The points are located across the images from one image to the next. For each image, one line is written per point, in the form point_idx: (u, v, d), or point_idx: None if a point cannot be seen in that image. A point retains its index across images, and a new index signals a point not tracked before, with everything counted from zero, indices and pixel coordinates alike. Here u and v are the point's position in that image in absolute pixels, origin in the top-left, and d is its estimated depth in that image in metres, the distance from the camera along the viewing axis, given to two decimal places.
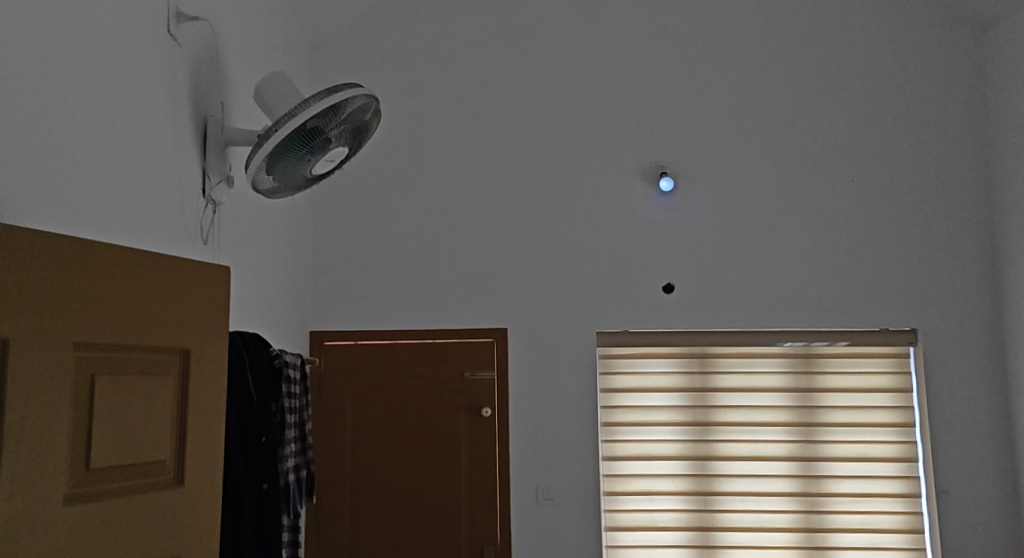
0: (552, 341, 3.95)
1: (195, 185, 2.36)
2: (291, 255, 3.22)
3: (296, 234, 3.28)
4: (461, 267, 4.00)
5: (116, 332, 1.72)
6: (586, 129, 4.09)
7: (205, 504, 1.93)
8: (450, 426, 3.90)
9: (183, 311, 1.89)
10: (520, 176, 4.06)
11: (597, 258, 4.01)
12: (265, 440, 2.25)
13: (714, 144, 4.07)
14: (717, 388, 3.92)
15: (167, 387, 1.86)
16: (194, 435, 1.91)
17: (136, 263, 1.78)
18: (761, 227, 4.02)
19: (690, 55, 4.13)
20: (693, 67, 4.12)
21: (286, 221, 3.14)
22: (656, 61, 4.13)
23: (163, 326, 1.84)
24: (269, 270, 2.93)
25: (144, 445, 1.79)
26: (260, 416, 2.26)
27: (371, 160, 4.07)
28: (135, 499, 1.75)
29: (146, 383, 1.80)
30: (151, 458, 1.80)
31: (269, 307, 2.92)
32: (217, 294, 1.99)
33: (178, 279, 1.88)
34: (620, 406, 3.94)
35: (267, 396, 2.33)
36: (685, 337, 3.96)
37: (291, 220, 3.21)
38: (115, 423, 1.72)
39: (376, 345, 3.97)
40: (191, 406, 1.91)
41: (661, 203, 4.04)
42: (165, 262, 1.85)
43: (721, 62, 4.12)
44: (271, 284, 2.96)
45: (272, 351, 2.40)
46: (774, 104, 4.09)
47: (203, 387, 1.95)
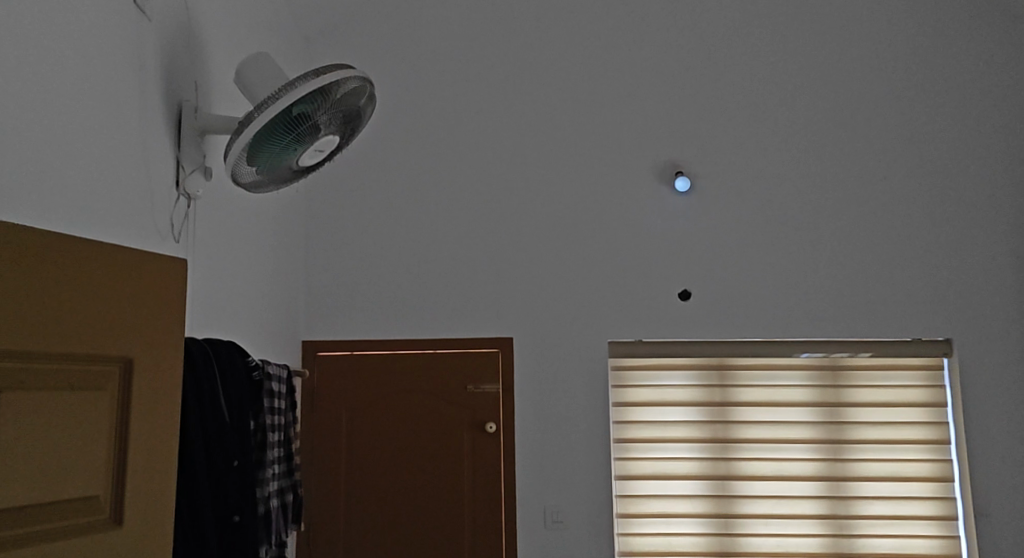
0: (562, 352, 3.70)
1: (168, 176, 2.10)
2: (279, 255, 2.97)
3: (284, 231, 3.02)
4: (464, 272, 3.75)
5: (32, 335, 1.38)
6: (596, 125, 3.85)
7: (150, 549, 1.58)
8: (450, 443, 3.64)
9: (124, 313, 1.55)
10: (527, 175, 3.81)
11: (609, 263, 3.76)
12: (237, 464, 1.98)
13: (733, 142, 3.83)
14: (737, 403, 3.68)
15: (102, 404, 1.51)
16: (139, 466, 1.57)
17: (65, 252, 1.44)
18: (783, 229, 3.77)
19: (707, 47, 3.88)
20: (709, 60, 3.88)
21: (272, 218, 2.89)
22: (671, 54, 3.88)
23: (99, 330, 1.50)
24: (253, 270, 2.69)
25: (69, 476, 1.44)
26: (232, 436, 2.00)
27: (368, 157, 3.83)
28: (56, 545, 1.40)
29: (71, 400, 1.45)
30: (79, 493, 1.46)
31: (253, 312, 2.68)
32: (170, 292, 1.64)
33: (120, 274, 1.54)
34: (633, 421, 3.69)
35: (243, 412, 2.08)
36: (703, 347, 3.72)
37: (278, 218, 2.97)
38: (27, 449, 1.38)
39: (371, 355, 3.72)
40: (134, 432, 1.56)
41: (677, 204, 3.79)
42: (101, 253, 1.51)
43: (739, 55, 3.88)
44: (256, 288, 2.71)
45: (250, 361, 2.14)
46: (796, 99, 3.85)
47: (150, 404, 1.60)
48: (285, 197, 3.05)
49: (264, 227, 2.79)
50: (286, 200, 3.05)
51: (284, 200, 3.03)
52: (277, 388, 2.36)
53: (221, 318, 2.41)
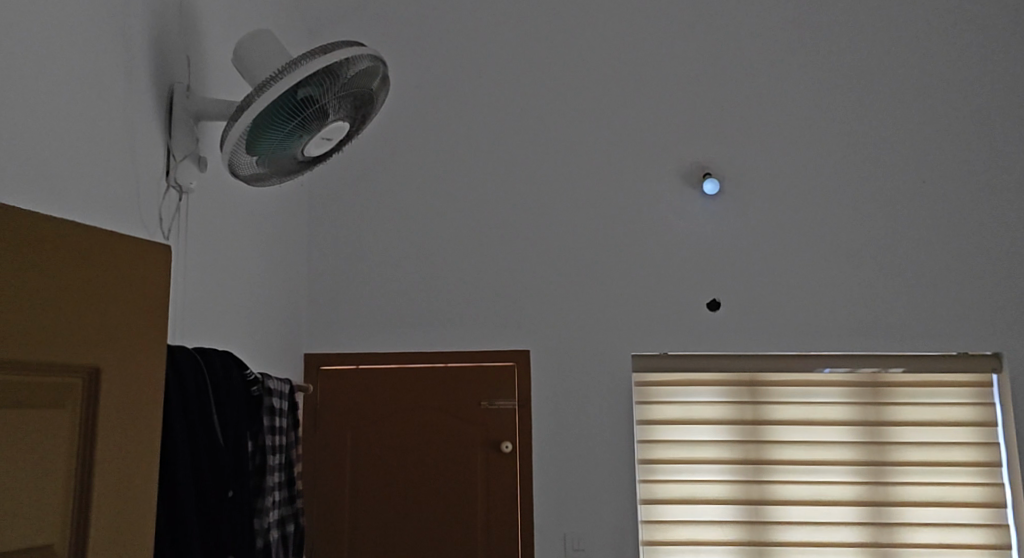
0: (583, 366, 3.45)
1: (157, 166, 1.86)
2: (279, 258, 2.73)
3: (285, 233, 2.79)
4: (479, 280, 3.51)
5: None
6: (618, 124, 3.62)
7: None
8: (462, 464, 3.39)
9: (89, 308, 1.29)
10: (545, 177, 3.57)
11: (633, 271, 3.52)
12: (231, 495, 1.72)
13: (763, 143, 3.60)
14: (771, 421, 3.45)
15: (62, 427, 1.26)
16: (107, 493, 1.32)
17: (15, 231, 1.19)
18: (819, 236, 3.54)
19: (735, 44, 3.67)
20: (737, 57, 3.66)
21: (272, 217, 2.65)
22: (697, 51, 3.66)
23: (65, 328, 1.25)
24: (251, 274, 2.45)
25: (17, 518, 1.19)
26: (227, 463, 1.73)
27: (377, 157, 3.60)
28: None
29: (21, 423, 1.20)
30: (29, 540, 1.20)
31: (250, 321, 2.44)
32: (145, 284, 1.39)
33: (83, 261, 1.29)
34: (659, 441, 3.46)
35: (238, 433, 1.82)
36: (733, 362, 3.49)
37: (279, 218, 2.73)
38: None
39: (378, 369, 3.47)
40: (101, 452, 1.31)
41: (705, 209, 3.56)
42: (60, 234, 1.25)
43: (769, 52, 3.66)
44: (253, 294, 2.47)
45: (248, 375, 1.88)
46: (830, 98, 3.63)
47: (122, 423, 1.35)
48: (287, 197, 2.81)
49: (263, 226, 2.55)
50: (287, 199, 2.81)
51: (286, 201, 2.80)
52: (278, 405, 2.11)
53: (215, 327, 2.16)
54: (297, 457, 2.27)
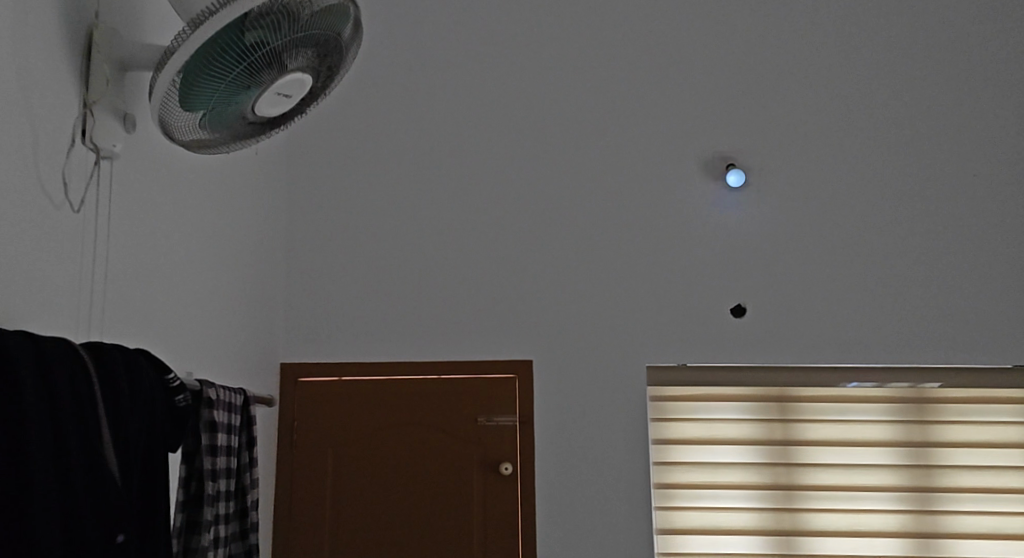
0: (593, 378, 3.09)
1: (69, 125, 1.49)
2: (239, 249, 2.38)
3: (246, 224, 2.44)
4: (478, 281, 3.14)
5: None
6: (633, 111, 3.26)
7: None
8: (455, 488, 3.01)
9: None
10: (552, 166, 3.21)
11: (649, 273, 3.16)
12: (119, 540, 1.23)
13: (793, 133, 3.25)
14: (803, 441, 3.10)
15: None
16: None
17: None
18: (856, 234, 3.18)
19: (762, 25, 3.32)
20: (764, 39, 3.31)
21: (229, 201, 2.29)
22: (720, 32, 3.32)
23: None
24: (204, 265, 2.09)
25: None
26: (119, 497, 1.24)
27: (364, 143, 3.23)
28: None
29: None
30: None
31: (202, 320, 2.08)
32: None
33: None
34: (678, 463, 3.09)
35: (153, 458, 1.37)
36: (760, 375, 3.14)
37: (238, 203, 2.37)
38: None
39: (363, 381, 3.10)
40: None
41: (729, 203, 3.20)
42: None
43: (800, 34, 3.32)
44: (207, 289, 2.11)
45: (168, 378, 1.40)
46: (866, 82, 3.28)
47: None
48: (248, 182, 2.47)
49: (219, 210, 2.19)
50: (248, 185, 2.47)
51: (247, 188, 2.47)
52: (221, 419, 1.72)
53: (153, 327, 1.80)
54: (253, 482, 1.88)
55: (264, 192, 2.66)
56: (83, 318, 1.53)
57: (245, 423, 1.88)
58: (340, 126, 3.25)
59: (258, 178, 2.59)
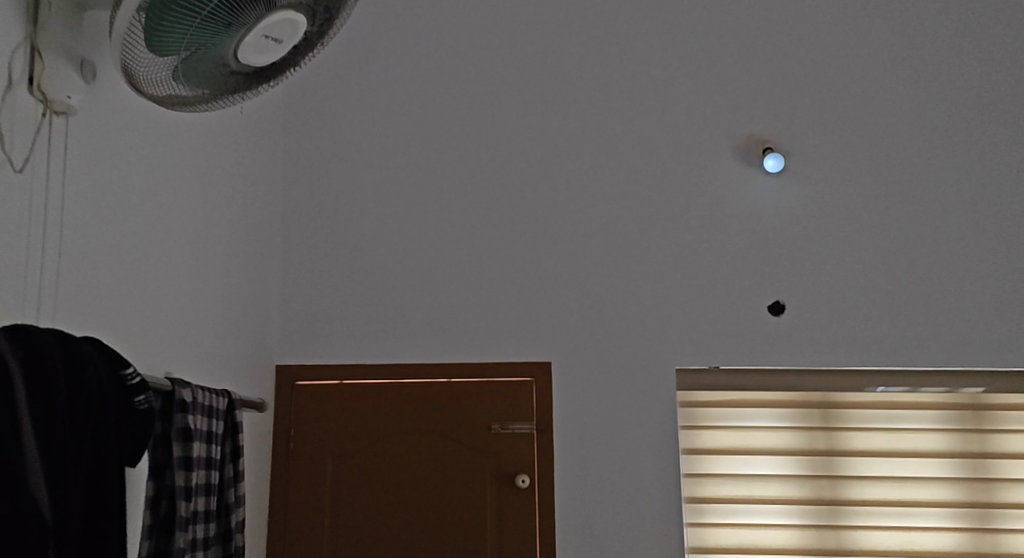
0: (617, 381, 2.82)
1: (13, 72, 1.26)
2: (229, 239, 2.15)
3: (236, 210, 2.22)
4: (492, 276, 2.88)
5: None
6: (660, 96, 3.03)
7: None
8: (468, 503, 2.73)
9: None
10: (571, 151, 2.97)
11: (679, 268, 2.91)
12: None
13: (830, 122, 3.03)
14: (848, 452, 2.85)
15: None
16: None
17: None
18: (899, 230, 2.96)
19: (794, 9, 3.11)
20: (797, 24, 3.10)
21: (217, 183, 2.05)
22: (750, 16, 3.10)
23: None
24: (185, 250, 1.84)
25: None
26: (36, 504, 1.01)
27: (367, 124, 2.99)
28: None
29: None
30: None
31: (182, 311, 1.82)
32: None
33: None
34: (712, 476, 2.83)
35: (105, 471, 1.15)
36: (800, 380, 2.88)
37: (227, 187, 2.13)
38: None
39: (365, 384, 2.83)
40: None
41: (764, 196, 2.97)
42: None
43: (835, 19, 3.11)
44: (190, 281, 1.87)
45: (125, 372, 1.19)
46: (907, 70, 3.07)
47: None
48: (237, 159, 2.23)
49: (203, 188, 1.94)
50: (239, 166, 2.24)
51: (238, 170, 2.24)
52: (193, 424, 1.45)
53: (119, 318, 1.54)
54: (238, 500, 1.62)
55: (259, 175, 2.43)
56: (23, 293, 1.27)
57: (228, 431, 1.62)
58: (342, 106, 3.00)
59: (250, 159, 2.36)
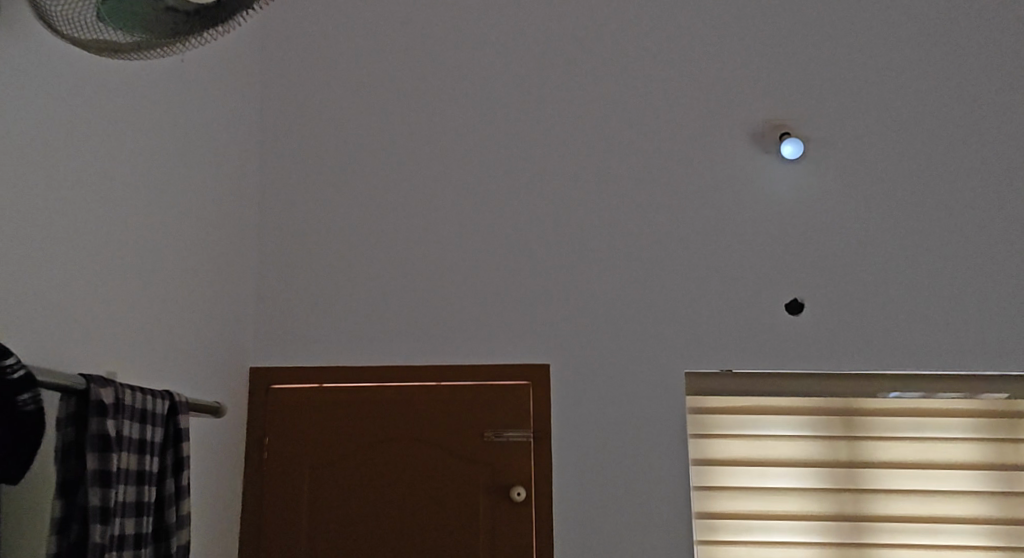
0: (621, 384, 2.59)
1: None
2: (133, 217, 1.92)
3: (147, 187, 1.99)
4: (483, 271, 2.66)
5: None
6: (669, 80, 2.81)
7: None
8: (457, 517, 2.49)
9: None
10: (568, 136, 2.76)
11: (688, 263, 2.68)
12: None
13: (851, 108, 2.81)
14: (872, 463, 2.61)
15: None
16: None
17: None
18: (927, 223, 2.73)
19: None
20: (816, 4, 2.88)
21: (109, 151, 1.83)
22: None
23: None
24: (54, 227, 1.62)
25: None
26: None
27: (347, 107, 2.78)
28: None
29: None
30: None
31: (44, 284, 1.59)
32: None
33: None
34: (725, 489, 2.60)
35: None
36: (821, 385, 2.65)
37: (126, 158, 1.90)
38: None
39: (346, 388, 2.60)
40: None
41: (780, 186, 2.75)
42: None
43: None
44: (58, 256, 1.64)
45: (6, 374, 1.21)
46: (935, 53, 2.85)
47: None
48: (148, 131, 2.00)
49: (79, 154, 1.71)
50: (149, 136, 2.01)
51: (151, 140, 2.01)
52: (117, 435, 1.42)
53: None
54: (178, 520, 1.57)
55: (187, 150, 2.21)
56: None
57: (167, 445, 1.58)
58: (320, 87, 2.79)
59: (173, 131, 2.13)
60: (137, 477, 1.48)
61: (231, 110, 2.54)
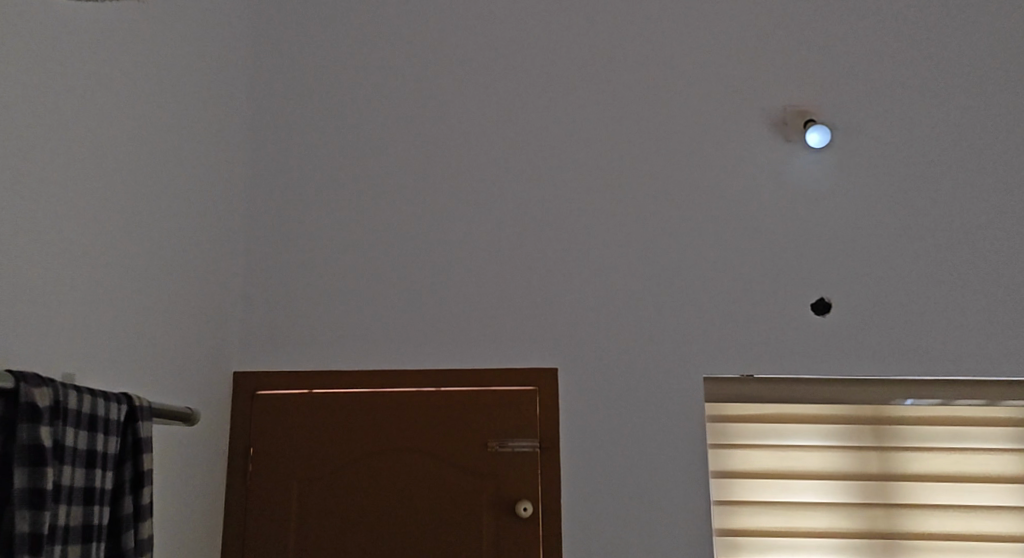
0: (634, 390, 2.40)
1: None
2: (85, 200, 1.72)
3: (105, 169, 1.80)
4: (483, 267, 2.47)
5: None
6: (683, 66, 2.62)
7: None
8: (456, 534, 2.29)
9: None
10: (577, 123, 2.57)
11: (706, 261, 2.49)
12: None
13: (878, 96, 2.62)
14: (904, 476, 2.42)
15: None
16: None
17: None
18: (960, 219, 2.54)
19: None
20: None
21: (56, 122, 1.64)
22: None
23: None
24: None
25: None
26: None
27: (340, 92, 2.59)
28: None
29: None
30: None
31: None
32: None
33: None
34: (746, 503, 2.40)
35: None
36: (849, 391, 2.46)
37: (79, 133, 1.71)
38: None
39: (336, 394, 2.40)
40: None
41: (802, 179, 2.56)
42: None
43: None
44: None
45: None
46: (968, 39, 2.66)
47: None
48: (105, 105, 1.80)
49: (13, 120, 1.52)
50: (107, 111, 1.81)
51: (110, 117, 1.82)
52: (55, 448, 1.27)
53: None
54: (137, 544, 1.42)
55: (154, 129, 2.02)
56: None
57: (122, 459, 1.43)
58: (311, 71, 2.61)
59: (136, 107, 1.94)
60: (84, 495, 1.34)
61: (210, 92, 2.36)
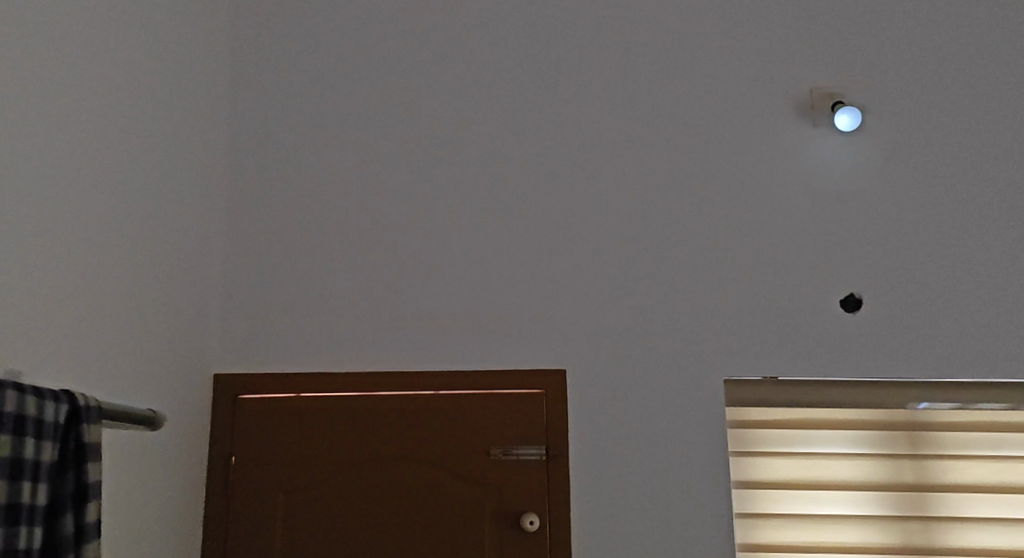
0: (650, 393, 2.21)
1: None
2: (54, 179, 1.53)
3: (75, 143, 1.61)
4: (486, 262, 2.29)
5: None
6: (702, 48, 2.44)
7: None
8: (456, 550, 2.10)
9: None
10: (589, 107, 2.39)
11: (727, 254, 2.31)
12: None
13: (912, 81, 2.44)
14: (941, 486, 2.23)
15: None
16: None
17: None
18: (999, 210, 2.36)
19: None
20: None
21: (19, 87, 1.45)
22: None
23: None
24: None
25: None
26: None
27: (334, 74, 2.41)
28: None
29: None
30: None
31: None
32: None
33: None
34: (770, 516, 2.22)
35: None
36: (882, 395, 2.27)
37: (47, 105, 1.52)
38: None
39: (326, 398, 2.20)
40: None
41: (830, 168, 2.37)
42: None
43: None
44: None
45: None
46: (1008, 21, 2.48)
47: None
48: (77, 72, 1.61)
49: None
50: (79, 79, 1.62)
51: (84, 91, 1.63)
52: None
53: None
54: None
55: (133, 105, 1.84)
56: None
57: (58, 472, 1.26)
58: (302, 52, 2.42)
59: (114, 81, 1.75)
60: (7, 513, 1.16)
61: (194, 69, 2.17)
